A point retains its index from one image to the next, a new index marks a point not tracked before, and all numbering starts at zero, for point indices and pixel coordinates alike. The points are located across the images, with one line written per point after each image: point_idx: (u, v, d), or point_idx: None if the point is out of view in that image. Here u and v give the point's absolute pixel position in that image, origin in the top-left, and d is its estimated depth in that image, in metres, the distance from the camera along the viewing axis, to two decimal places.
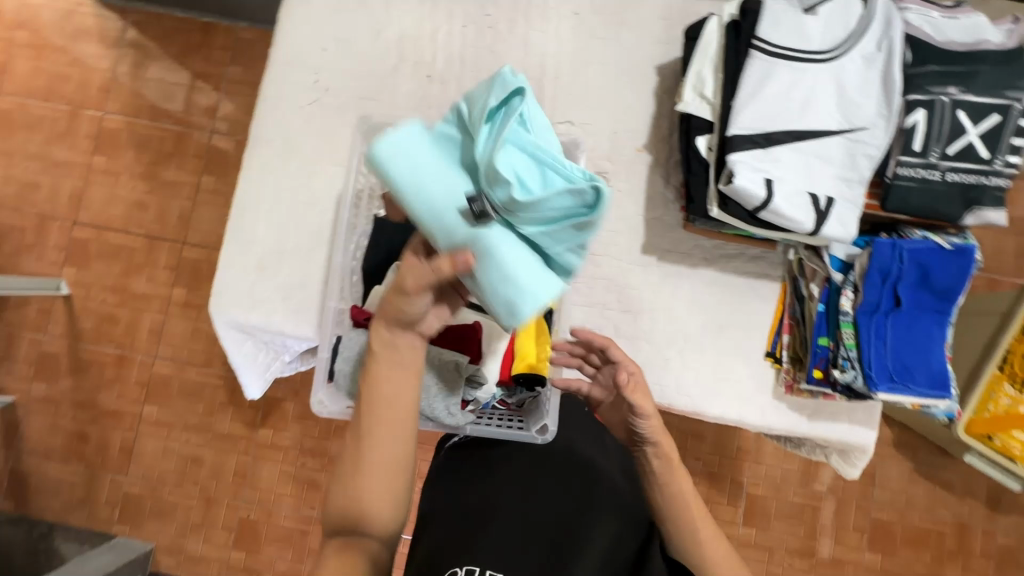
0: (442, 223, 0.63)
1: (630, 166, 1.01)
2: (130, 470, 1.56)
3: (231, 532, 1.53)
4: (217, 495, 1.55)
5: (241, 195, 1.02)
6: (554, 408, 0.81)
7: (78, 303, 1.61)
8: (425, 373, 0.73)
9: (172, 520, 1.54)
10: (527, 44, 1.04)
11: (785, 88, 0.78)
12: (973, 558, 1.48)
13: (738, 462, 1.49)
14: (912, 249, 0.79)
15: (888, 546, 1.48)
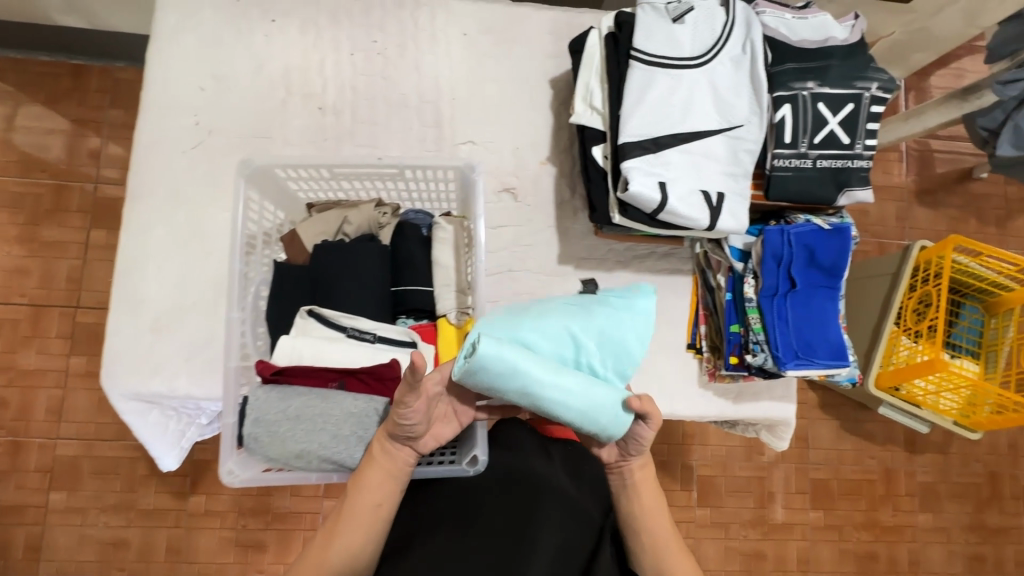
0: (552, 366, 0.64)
1: (536, 179, 1.02)
2: (41, 569, 1.38)
3: None
4: None
5: (124, 254, 0.93)
6: (483, 435, 0.76)
7: None
8: (341, 423, 0.66)
9: None
10: (420, 67, 1.03)
11: (665, 93, 0.81)
12: (900, 499, 1.61)
13: (686, 447, 1.54)
14: (797, 233, 0.86)
15: (829, 502, 1.58)
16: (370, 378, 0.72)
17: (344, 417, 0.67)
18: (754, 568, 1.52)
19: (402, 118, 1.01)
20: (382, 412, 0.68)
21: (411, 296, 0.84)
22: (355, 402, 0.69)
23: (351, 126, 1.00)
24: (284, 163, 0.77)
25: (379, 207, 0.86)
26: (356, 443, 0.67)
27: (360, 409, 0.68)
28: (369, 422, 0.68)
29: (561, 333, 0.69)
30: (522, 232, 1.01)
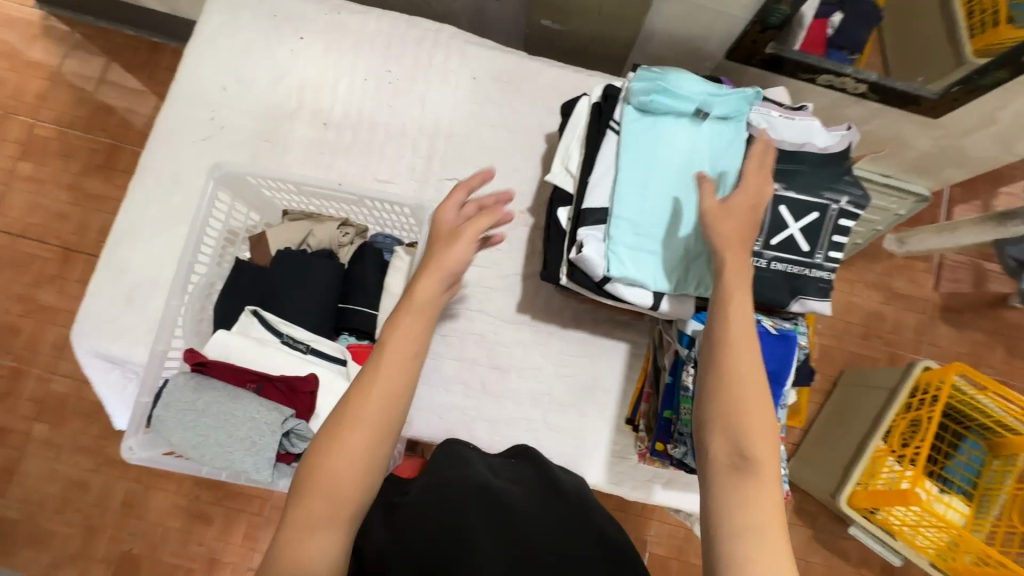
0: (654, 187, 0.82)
1: (512, 225, 1.05)
2: (9, 493, 1.47)
3: (110, 565, 1.44)
4: (101, 524, 1.46)
5: (122, 223, 1.02)
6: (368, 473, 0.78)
7: None
8: (237, 424, 0.70)
9: (49, 548, 1.45)
10: (425, 102, 1.08)
11: (626, 171, 0.83)
12: None
13: (644, 520, 1.46)
14: None
15: None
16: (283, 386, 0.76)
17: (241, 423, 0.71)
18: None
19: (399, 146, 1.07)
20: (282, 422, 0.71)
21: (354, 316, 0.87)
22: (257, 409, 0.72)
23: (351, 144, 1.06)
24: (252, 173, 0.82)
25: (343, 227, 0.91)
26: (245, 449, 0.70)
27: (257, 415, 0.71)
28: (261, 430, 0.71)
29: (674, 147, 0.83)
30: (488, 273, 1.04)
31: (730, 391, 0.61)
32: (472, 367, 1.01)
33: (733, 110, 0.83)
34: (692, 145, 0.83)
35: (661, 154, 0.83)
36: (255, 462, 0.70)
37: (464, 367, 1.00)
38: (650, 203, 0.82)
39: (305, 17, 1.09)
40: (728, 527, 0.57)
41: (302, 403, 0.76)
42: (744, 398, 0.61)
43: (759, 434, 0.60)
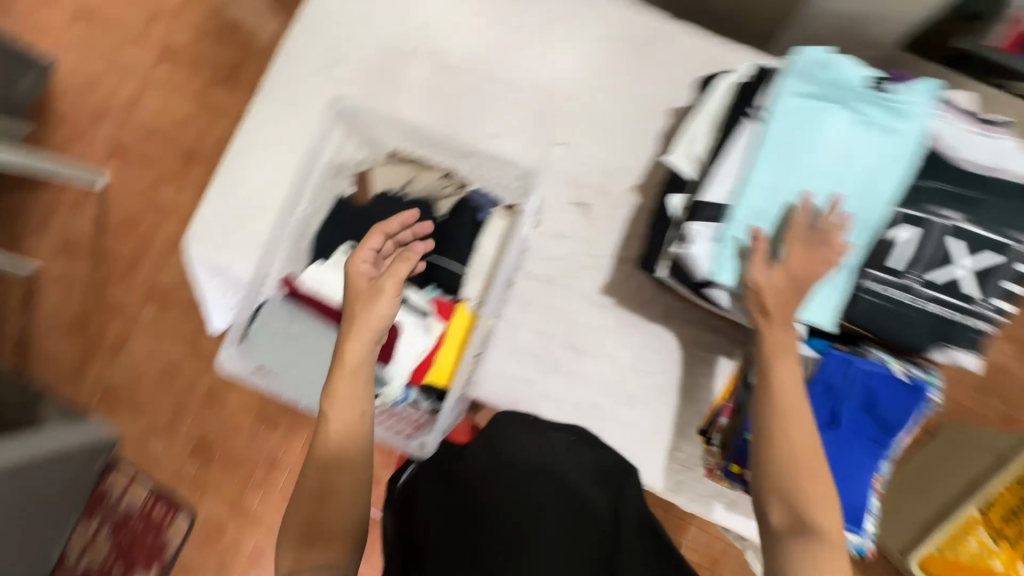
0: (792, 179, 0.72)
1: (615, 203, 0.98)
2: (118, 363, 1.67)
3: (189, 444, 1.61)
4: (186, 407, 1.63)
5: (239, 141, 1.06)
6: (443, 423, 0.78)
7: (111, 199, 1.72)
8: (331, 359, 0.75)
9: (143, 417, 1.64)
10: (547, 56, 1.02)
11: (766, 167, 0.73)
12: None
13: None
14: (862, 368, 0.74)
15: None
16: (371, 330, 0.79)
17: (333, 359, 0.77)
18: None
19: (510, 100, 1.02)
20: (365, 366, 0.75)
21: (442, 271, 0.86)
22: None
23: (463, 91, 1.02)
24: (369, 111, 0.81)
25: (446, 177, 0.89)
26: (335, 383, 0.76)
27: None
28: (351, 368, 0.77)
29: (829, 137, 0.72)
30: (581, 250, 0.98)
31: (787, 465, 0.60)
32: (548, 343, 0.98)
33: (914, 110, 0.70)
34: (851, 137, 0.71)
35: (808, 142, 0.72)
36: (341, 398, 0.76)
37: (539, 341, 0.98)
38: (783, 196, 0.72)
39: None
40: None
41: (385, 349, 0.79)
42: (796, 445, 0.60)
43: (812, 483, 0.59)
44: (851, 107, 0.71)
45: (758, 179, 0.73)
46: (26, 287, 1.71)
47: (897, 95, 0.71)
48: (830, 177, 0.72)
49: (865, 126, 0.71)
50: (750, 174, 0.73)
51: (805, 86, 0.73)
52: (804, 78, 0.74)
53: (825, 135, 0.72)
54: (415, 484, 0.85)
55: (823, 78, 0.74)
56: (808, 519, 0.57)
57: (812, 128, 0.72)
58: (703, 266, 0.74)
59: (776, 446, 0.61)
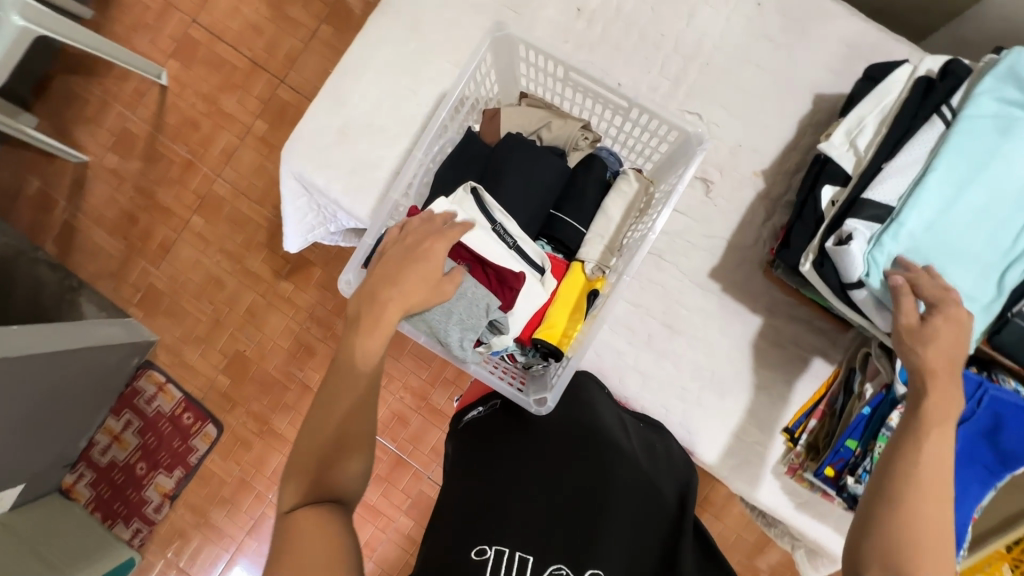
0: (970, 192, 0.68)
1: (739, 184, 0.94)
2: (160, 266, 1.64)
3: (224, 358, 1.60)
4: (225, 321, 1.60)
5: (348, 58, 1.00)
6: (562, 386, 0.77)
7: (171, 98, 1.66)
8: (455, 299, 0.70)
9: (180, 325, 1.61)
10: (692, 17, 0.95)
11: (949, 169, 0.67)
12: None
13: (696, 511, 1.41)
14: (997, 396, 0.70)
15: None
16: (495, 276, 0.75)
17: (460, 300, 0.71)
18: None
19: (644, 58, 0.96)
20: (491, 311, 0.71)
21: (563, 226, 0.83)
22: (475, 288, 0.72)
23: (597, 41, 0.96)
24: (531, 45, 0.76)
25: (584, 129, 0.84)
26: (455, 322, 0.71)
27: (477, 297, 0.71)
28: (478, 313, 0.71)
29: (1018, 154, 0.67)
30: (693, 228, 0.95)
31: (908, 533, 0.55)
32: (644, 318, 0.95)
33: None
34: None
35: (996, 156, 0.67)
36: (462, 342, 0.71)
37: (637, 315, 0.95)
38: (955, 209, 0.68)
39: None
40: None
41: (507, 298, 0.75)
42: (927, 521, 0.56)
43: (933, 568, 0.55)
44: None
45: (934, 185, 0.68)
46: (75, 175, 1.67)
47: None
48: (1007, 198, 0.67)
49: None
50: (928, 178, 0.68)
51: (1007, 93, 0.67)
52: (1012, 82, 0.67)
53: (1015, 152, 0.67)
54: (483, 442, 0.83)
55: None
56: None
57: (1004, 141, 0.67)
58: (856, 270, 0.69)
59: (912, 519, 0.56)
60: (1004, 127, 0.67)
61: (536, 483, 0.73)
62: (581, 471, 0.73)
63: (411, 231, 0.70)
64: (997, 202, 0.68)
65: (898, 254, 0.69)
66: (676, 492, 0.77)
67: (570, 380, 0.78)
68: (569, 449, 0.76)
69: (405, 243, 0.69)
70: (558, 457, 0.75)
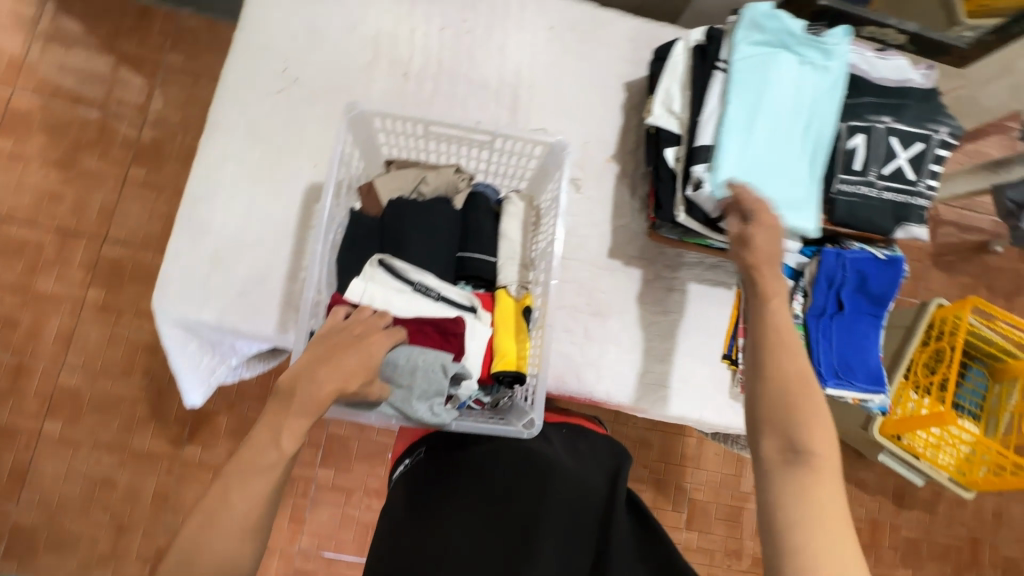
0: (763, 112, 0.84)
1: (599, 174, 1.06)
2: (21, 498, 1.34)
3: (147, 563, 1.34)
4: (132, 522, 1.35)
5: (192, 185, 0.95)
6: (540, 400, 0.78)
7: None
8: (411, 372, 0.71)
9: (74, 553, 1.33)
10: (503, 52, 1.07)
11: (743, 101, 0.84)
12: (883, 549, 1.88)
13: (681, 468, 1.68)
14: (854, 258, 0.87)
15: None
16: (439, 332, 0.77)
17: (415, 374, 0.71)
18: None
19: (478, 97, 1.05)
20: (447, 369, 0.72)
21: (476, 263, 0.87)
22: (424, 356, 0.73)
23: (430, 95, 1.04)
24: (386, 114, 0.81)
25: (458, 172, 0.90)
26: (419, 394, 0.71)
27: (430, 366, 0.72)
28: (435, 379, 0.72)
29: (782, 76, 0.85)
30: (580, 223, 1.05)
31: (785, 397, 0.63)
32: (574, 316, 1.02)
33: (838, 47, 0.86)
34: (797, 76, 0.86)
35: (768, 81, 0.85)
36: (430, 411, 0.71)
37: (566, 315, 1.02)
38: (758, 128, 0.84)
39: None
40: (774, 524, 0.59)
41: (455, 347, 0.78)
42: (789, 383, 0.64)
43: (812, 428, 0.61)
44: (794, 51, 0.86)
45: (736, 114, 0.84)
46: None
47: (826, 36, 0.86)
48: (789, 110, 0.85)
49: (805, 66, 0.86)
50: (729, 111, 0.84)
51: (757, 35, 0.86)
52: (757, 28, 0.86)
53: (779, 76, 0.85)
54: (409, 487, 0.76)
55: (772, 24, 0.86)
56: (802, 445, 0.60)
57: (768, 69, 0.85)
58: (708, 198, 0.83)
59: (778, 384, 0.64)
60: (764, 60, 0.85)
61: (459, 527, 0.66)
62: (508, 499, 0.68)
63: (359, 319, 0.68)
64: (785, 115, 0.85)
65: (733, 171, 0.82)
66: (603, 478, 0.75)
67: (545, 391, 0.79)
68: (495, 478, 0.71)
69: (353, 332, 0.66)
70: (485, 490, 0.70)
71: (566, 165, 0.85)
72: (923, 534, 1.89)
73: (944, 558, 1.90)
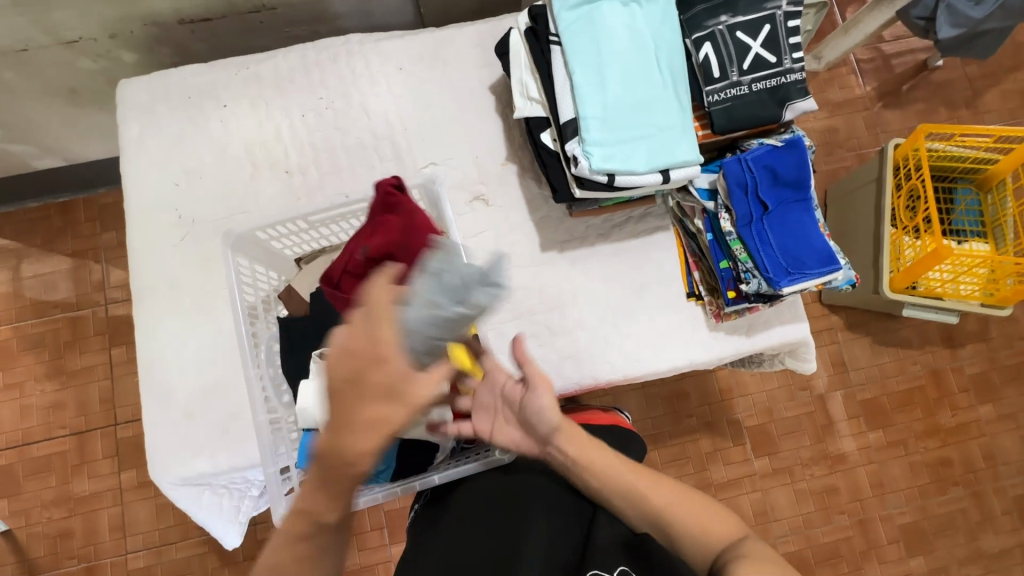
0: (608, 67, 0.85)
1: (501, 180, 1.07)
2: None
3: None
4: None
5: (143, 357, 0.99)
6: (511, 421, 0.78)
7: (24, 532, 1.50)
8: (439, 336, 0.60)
9: None
10: (366, 110, 1.09)
11: (583, 63, 0.85)
12: (955, 395, 1.82)
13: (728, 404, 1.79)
14: (754, 157, 0.87)
15: (885, 419, 1.81)
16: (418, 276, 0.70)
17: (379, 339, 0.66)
18: (829, 502, 1.76)
19: (363, 161, 1.08)
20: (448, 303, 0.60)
21: None
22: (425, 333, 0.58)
23: (319, 180, 1.07)
24: (265, 225, 0.81)
25: None
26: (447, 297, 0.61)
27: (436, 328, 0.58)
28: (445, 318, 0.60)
29: (612, 26, 0.86)
30: (503, 233, 1.06)
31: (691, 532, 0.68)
32: (532, 320, 1.03)
33: None
34: (625, 19, 0.86)
35: (601, 36, 0.86)
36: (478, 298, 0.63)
37: (525, 322, 1.02)
38: (610, 83, 0.85)
39: (219, 85, 1.08)
40: None
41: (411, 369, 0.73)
42: (676, 512, 0.69)
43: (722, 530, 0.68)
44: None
45: (583, 79, 0.84)
46: None
47: None
48: (632, 54, 0.86)
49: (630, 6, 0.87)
50: (576, 80, 0.84)
51: None
52: None
53: (610, 26, 0.86)
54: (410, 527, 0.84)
55: None
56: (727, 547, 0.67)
57: (596, 25, 0.86)
58: (588, 164, 0.83)
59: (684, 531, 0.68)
60: (589, 17, 0.86)
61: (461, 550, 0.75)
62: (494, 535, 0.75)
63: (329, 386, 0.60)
64: (630, 60, 0.86)
65: (601, 131, 0.84)
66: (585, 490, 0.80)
67: None
68: (488, 504, 0.78)
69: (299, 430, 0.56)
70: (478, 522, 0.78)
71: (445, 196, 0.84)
72: (987, 363, 1.83)
73: (1018, 378, 1.83)
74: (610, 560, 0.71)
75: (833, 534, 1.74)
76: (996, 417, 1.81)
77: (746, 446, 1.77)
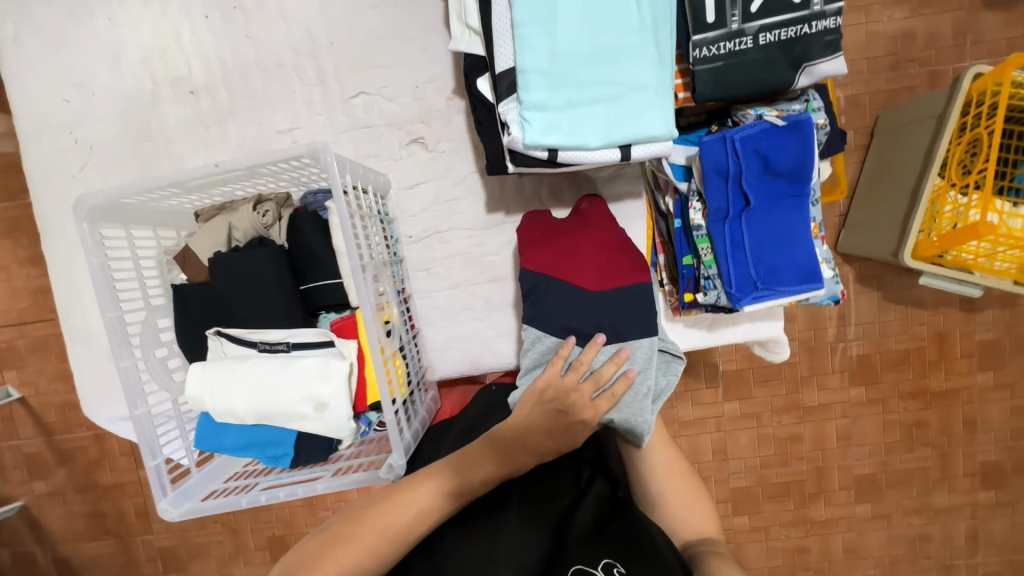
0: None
1: (445, 118, 0.88)
2: (154, 527, 1.35)
3: (266, 549, 1.33)
4: (240, 524, 1.33)
5: (62, 296, 0.94)
6: (395, 440, 0.69)
7: (37, 400, 1.30)
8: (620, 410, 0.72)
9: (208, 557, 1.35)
10: (283, 12, 0.86)
11: None
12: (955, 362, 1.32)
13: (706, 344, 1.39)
14: (742, 137, 0.67)
15: (873, 376, 1.33)
16: (615, 244, 0.81)
17: (525, 354, 0.79)
18: (791, 451, 1.37)
19: (283, 80, 0.89)
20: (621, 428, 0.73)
21: (322, 292, 0.79)
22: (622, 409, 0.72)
23: (231, 104, 0.90)
24: (120, 194, 0.67)
25: (260, 206, 0.78)
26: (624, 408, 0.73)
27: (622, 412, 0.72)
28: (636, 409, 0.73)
29: None
30: (443, 185, 0.90)
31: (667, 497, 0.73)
32: (470, 291, 0.93)
33: None
34: None
35: None
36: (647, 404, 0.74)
37: (461, 292, 0.93)
38: (564, 20, 0.63)
39: None
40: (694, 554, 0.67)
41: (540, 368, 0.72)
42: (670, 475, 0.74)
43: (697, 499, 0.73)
44: None
45: (527, 14, 0.63)
46: (27, 520, 1.36)
47: None
48: None
49: None
50: (518, 11, 0.62)
51: None
52: None
53: None
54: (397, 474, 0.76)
55: None
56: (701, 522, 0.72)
57: None
58: (523, 136, 0.65)
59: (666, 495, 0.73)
60: None
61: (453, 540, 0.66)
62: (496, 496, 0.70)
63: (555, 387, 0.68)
64: None
65: (546, 91, 0.64)
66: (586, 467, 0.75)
67: (398, 429, 0.69)
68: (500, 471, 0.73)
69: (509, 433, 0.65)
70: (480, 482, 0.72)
71: (334, 167, 0.65)
72: (1008, 328, 1.29)
73: None
74: (591, 554, 0.62)
75: (780, 478, 1.38)
76: (997, 385, 1.32)
77: (717, 389, 1.36)
